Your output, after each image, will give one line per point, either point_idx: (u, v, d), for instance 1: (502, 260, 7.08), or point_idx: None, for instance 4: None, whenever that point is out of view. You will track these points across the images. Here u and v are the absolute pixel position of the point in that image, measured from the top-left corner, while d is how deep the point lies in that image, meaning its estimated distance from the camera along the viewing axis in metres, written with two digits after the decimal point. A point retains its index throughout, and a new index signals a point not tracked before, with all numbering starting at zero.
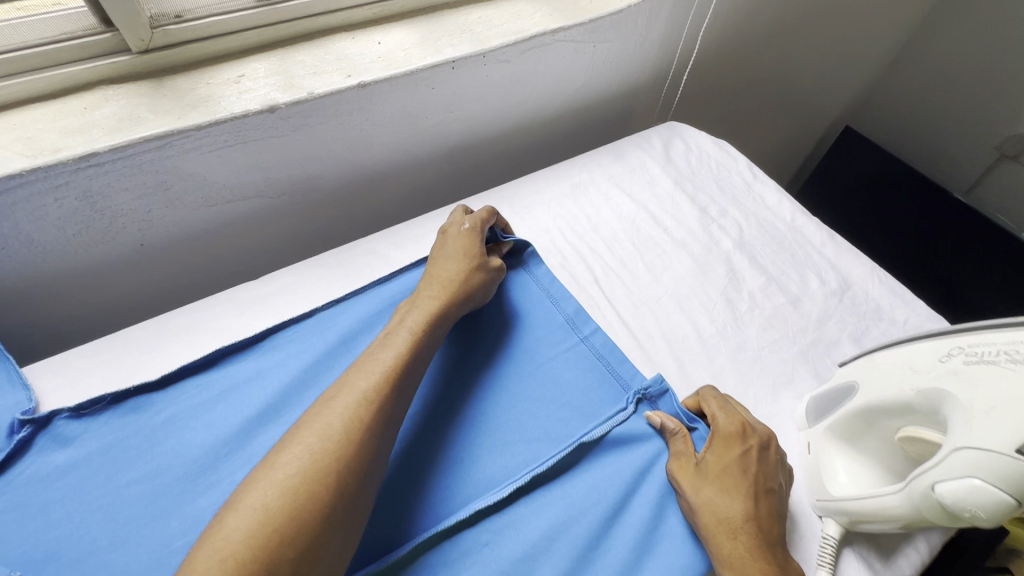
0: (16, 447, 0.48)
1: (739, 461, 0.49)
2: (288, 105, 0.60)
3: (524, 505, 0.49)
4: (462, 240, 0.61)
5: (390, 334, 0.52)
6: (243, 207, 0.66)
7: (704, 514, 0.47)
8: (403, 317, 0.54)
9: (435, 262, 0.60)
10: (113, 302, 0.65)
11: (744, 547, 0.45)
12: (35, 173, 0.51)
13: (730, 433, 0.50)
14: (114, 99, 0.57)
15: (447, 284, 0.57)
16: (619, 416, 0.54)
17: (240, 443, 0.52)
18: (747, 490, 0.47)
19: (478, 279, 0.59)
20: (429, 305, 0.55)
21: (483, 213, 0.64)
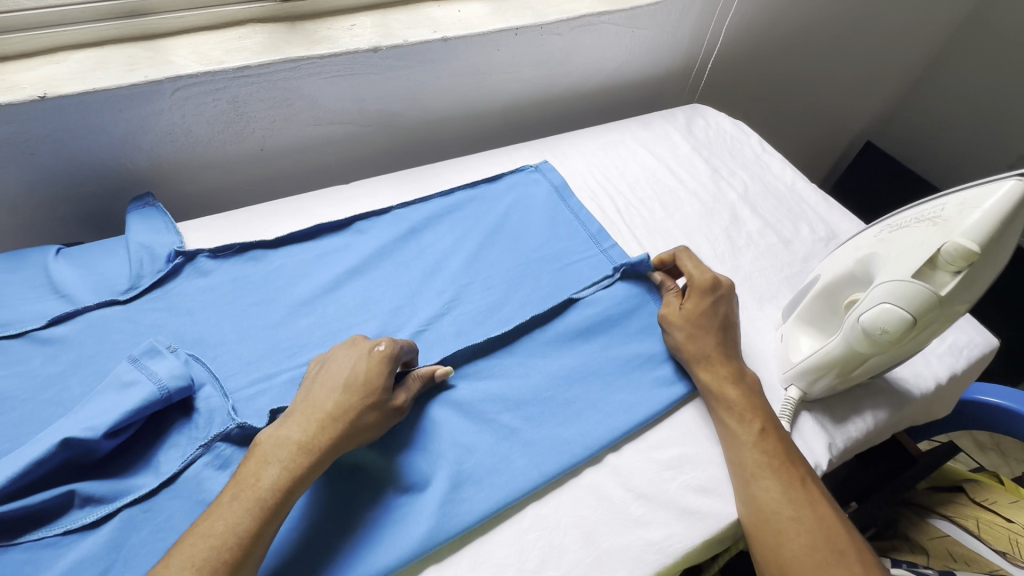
0: (172, 269, 0.65)
1: (712, 305, 0.63)
2: (388, 48, 0.77)
3: (530, 341, 0.64)
4: (368, 368, 0.52)
5: (261, 464, 0.46)
6: (341, 130, 0.83)
7: (687, 346, 0.61)
8: (273, 445, 0.47)
9: (327, 376, 0.52)
10: (233, 194, 0.83)
11: (714, 360, 0.59)
12: (206, 76, 0.69)
13: (704, 285, 0.64)
14: (260, 33, 0.75)
15: (332, 417, 0.49)
16: (604, 283, 0.69)
17: (330, 289, 0.66)
18: (716, 326, 0.61)
19: (363, 419, 0.50)
20: (303, 440, 0.48)
21: (395, 342, 0.55)
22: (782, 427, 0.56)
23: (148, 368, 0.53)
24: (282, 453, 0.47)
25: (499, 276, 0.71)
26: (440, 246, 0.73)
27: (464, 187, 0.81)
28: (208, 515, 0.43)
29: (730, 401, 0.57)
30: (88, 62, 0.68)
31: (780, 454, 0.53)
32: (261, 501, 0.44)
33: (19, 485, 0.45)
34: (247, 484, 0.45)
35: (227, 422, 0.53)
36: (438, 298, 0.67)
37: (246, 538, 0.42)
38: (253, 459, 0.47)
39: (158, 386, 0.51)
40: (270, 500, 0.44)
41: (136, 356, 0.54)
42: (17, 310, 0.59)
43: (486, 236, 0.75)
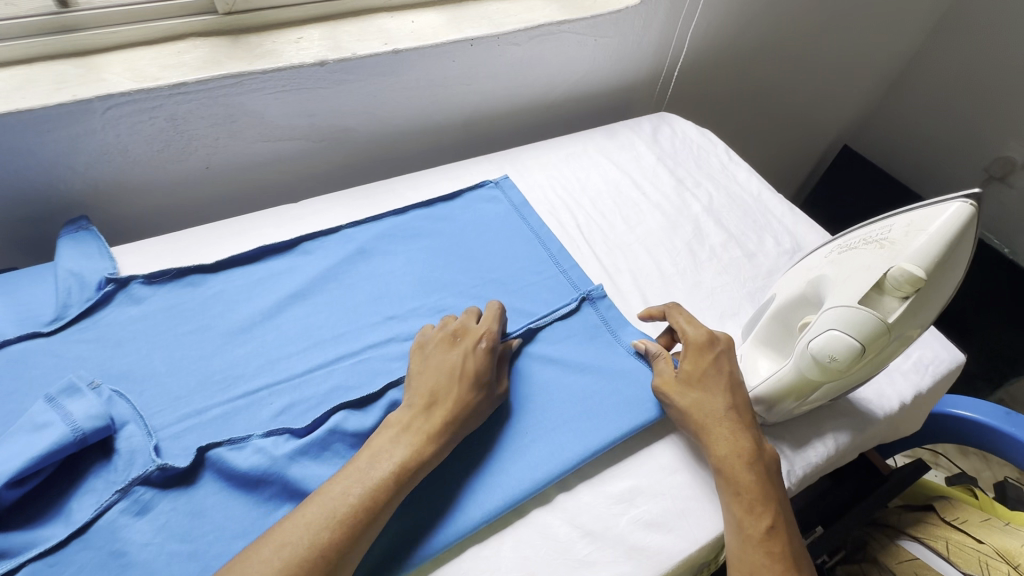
0: (102, 298, 0.62)
1: (712, 363, 0.57)
2: (335, 62, 0.74)
3: None
4: (476, 361, 0.56)
5: (298, 537, 0.42)
6: (291, 146, 0.81)
7: (694, 411, 0.54)
8: (379, 451, 0.48)
9: (439, 369, 0.55)
10: (178, 214, 0.80)
11: (727, 431, 0.53)
12: (140, 94, 0.66)
13: (700, 342, 0.58)
14: (201, 47, 0.73)
15: (452, 411, 0.52)
16: (564, 309, 0.67)
17: (271, 315, 0.63)
18: (724, 386, 0.55)
19: (481, 406, 0.54)
20: (426, 432, 0.50)
21: (495, 332, 0.59)
22: (790, 515, 0.51)
23: (64, 408, 0.50)
24: (391, 454, 0.48)
25: (451, 298, 0.68)
26: (390, 266, 0.71)
27: (419, 205, 0.78)
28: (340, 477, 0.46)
29: (744, 483, 0.50)
30: (14, 80, 0.65)
31: (786, 559, 0.48)
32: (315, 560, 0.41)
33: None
34: (333, 506, 0.44)
35: (148, 464, 0.50)
36: (386, 323, 0.64)
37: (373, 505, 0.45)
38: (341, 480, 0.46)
39: (71, 428, 0.48)
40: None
41: (52, 396, 0.51)
42: None
43: (439, 256, 0.72)
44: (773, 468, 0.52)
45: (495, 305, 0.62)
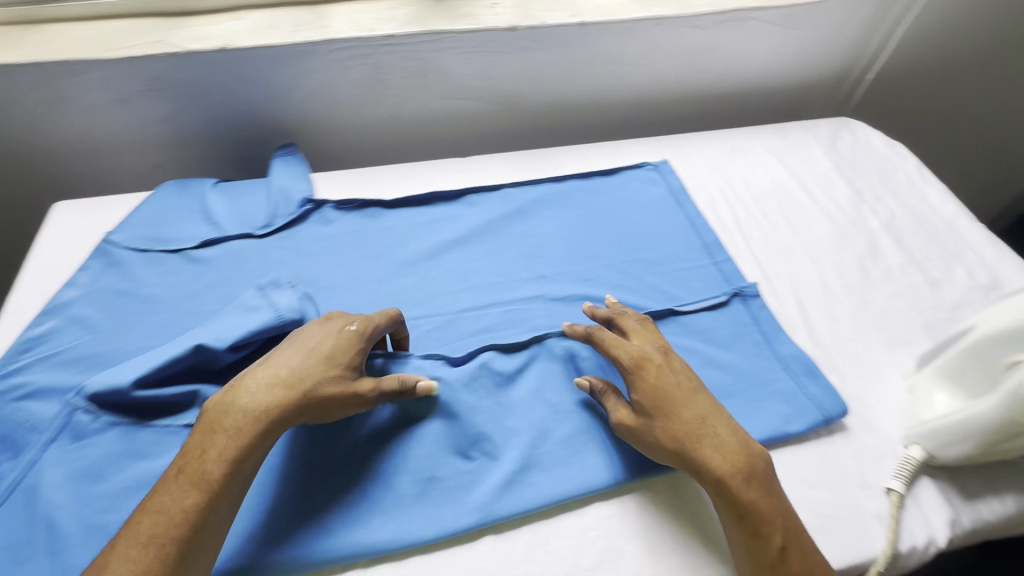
0: (301, 214, 0.71)
1: (659, 382, 0.52)
2: (525, 29, 0.78)
3: None
4: (336, 344, 0.51)
5: (153, 530, 0.41)
6: (466, 105, 0.86)
7: (665, 437, 0.49)
8: (208, 439, 0.45)
9: (289, 349, 0.51)
10: (360, 154, 0.89)
11: (711, 446, 0.49)
12: (356, 42, 0.75)
13: (636, 362, 0.53)
14: (409, 5, 0.80)
15: (294, 390, 0.48)
16: (713, 301, 0.66)
17: (435, 255, 0.69)
18: (685, 399, 0.51)
19: (320, 394, 0.48)
20: (253, 413, 0.46)
21: (378, 319, 0.54)
22: (799, 525, 0.47)
23: (270, 298, 0.59)
24: (221, 440, 0.45)
25: (599, 270, 0.69)
26: (544, 229, 0.73)
27: (577, 176, 0.79)
28: (159, 493, 0.43)
29: (742, 501, 0.47)
30: (262, 21, 0.76)
31: (807, 574, 0.45)
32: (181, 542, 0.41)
33: (158, 376, 0.53)
34: (181, 498, 0.42)
35: None
36: (535, 281, 0.67)
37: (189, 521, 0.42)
38: (174, 475, 0.44)
39: (275, 315, 0.57)
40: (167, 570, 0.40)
41: (262, 286, 0.60)
42: (178, 230, 0.69)
43: (591, 228, 0.74)
44: (768, 473, 0.49)
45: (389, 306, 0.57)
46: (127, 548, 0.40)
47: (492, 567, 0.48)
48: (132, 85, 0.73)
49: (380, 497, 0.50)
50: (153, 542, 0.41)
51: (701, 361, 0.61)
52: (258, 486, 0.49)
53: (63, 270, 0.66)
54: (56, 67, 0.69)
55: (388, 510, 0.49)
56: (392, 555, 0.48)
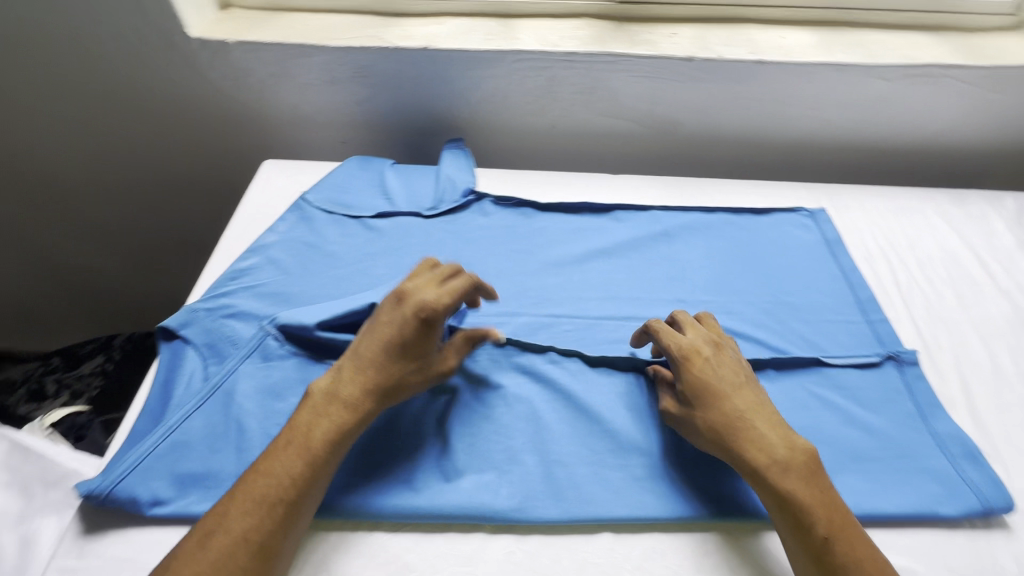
0: (464, 203, 0.78)
1: (706, 378, 0.53)
2: (701, 60, 0.80)
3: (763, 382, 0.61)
4: (416, 332, 0.53)
5: (262, 493, 0.46)
6: (624, 126, 0.89)
7: (704, 426, 0.51)
8: (313, 419, 0.50)
9: (373, 332, 0.54)
10: (515, 158, 0.95)
11: (755, 437, 0.50)
12: (540, 55, 0.81)
13: (687, 355, 0.55)
14: (592, 26, 0.85)
15: (386, 376, 0.52)
16: (863, 359, 0.63)
17: (580, 261, 0.73)
18: (727, 393, 0.53)
19: (410, 380, 0.53)
20: (355, 399, 0.51)
21: (445, 304, 0.54)
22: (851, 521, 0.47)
23: None
24: (323, 421, 0.50)
25: (740, 305, 0.69)
26: (688, 255, 0.74)
27: (727, 210, 0.79)
28: (272, 453, 0.48)
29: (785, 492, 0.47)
30: (460, 27, 0.84)
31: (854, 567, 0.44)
32: (290, 506, 0.46)
33: (337, 322, 0.61)
34: (286, 469, 0.47)
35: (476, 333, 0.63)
36: (674, 304, 0.68)
37: (304, 476, 0.47)
38: (279, 448, 0.48)
39: None
40: (280, 527, 0.45)
41: None
42: (360, 199, 0.78)
43: (736, 263, 0.74)
44: (813, 465, 0.49)
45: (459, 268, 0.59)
46: (237, 507, 0.45)
47: (608, 566, 0.49)
48: (344, 70, 0.84)
49: (509, 469, 0.54)
50: (263, 502, 0.45)
51: (844, 418, 0.58)
52: (408, 434, 0.55)
53: (266, 219, 0.77)
54: (291, 48, 0.81)
55: (515, 483, 0.53)
56: (514, 527, 0.51)
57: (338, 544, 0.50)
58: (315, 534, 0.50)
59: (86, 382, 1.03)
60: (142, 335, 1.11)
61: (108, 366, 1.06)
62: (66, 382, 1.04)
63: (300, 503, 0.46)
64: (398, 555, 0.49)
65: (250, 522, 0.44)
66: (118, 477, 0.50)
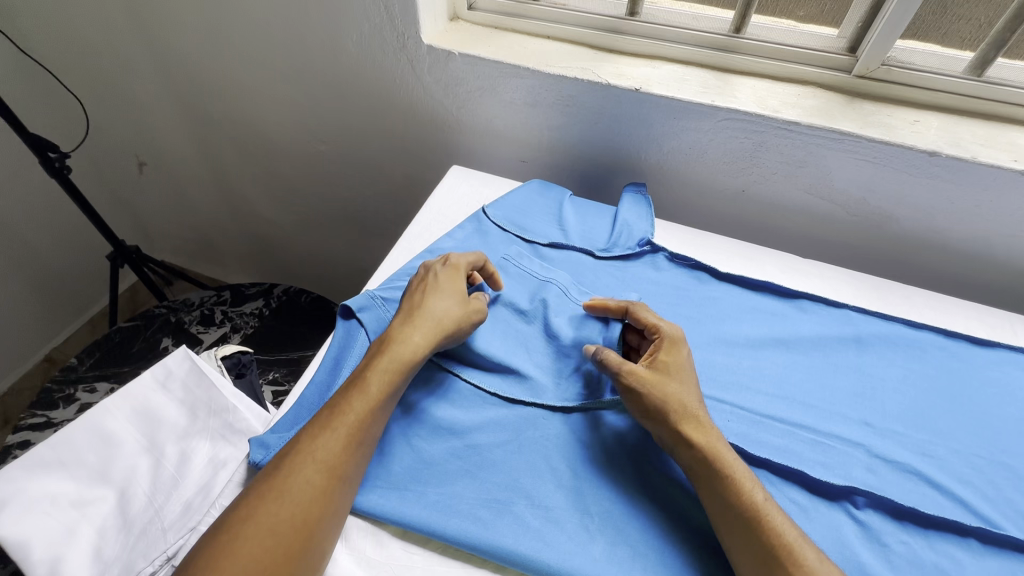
0: (637, 252, 0.75)
1: (678, 356, 0.59)
2: (947, 157, 0.70)
3: (963, 552, 0.51)
4: (452, 281, 0.63)
5: (328, 420, 0.51)
6: (825, 206, 0.81)
7: (670, 398, 0.54)
8: (366, 360, 0.56)
9: (412, 296, 0.62)
10: (690, 213, 0.91)
11: (706, 420, 0.54)
12: (756, 118, 0.75)
13: (676, 337, 0.60)
14: (818, 97, 0.78)
15: (427, 319, 0.59)
16: None
17: (752, 346, 0.67)
18: (694, 383, 0.57)
19: (460, 317, 0.61)
20: (407, 338, 0.57)
21: (463, 259, 0.66)
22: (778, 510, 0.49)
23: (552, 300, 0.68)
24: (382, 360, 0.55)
25: (942, 448, 0.59)
26: (881, 372, 0.65)
27: (937, 330, 0.68)
28: (341, 395, 0.53)
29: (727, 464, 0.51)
30: (675, 74, 0.82)
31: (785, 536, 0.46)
32: (353, 430, 0.51)
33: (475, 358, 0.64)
34: (347, 399, 0.52)
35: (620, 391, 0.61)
36: (858, 426, 0.60)
37: (372, 402, 0.53)
38: (341, 391, 0.54)
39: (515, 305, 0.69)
40: (345, 449, 0.50)
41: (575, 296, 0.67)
42: (535, 225, 0.79)
43: (941, 396, 0.63)
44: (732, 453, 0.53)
45: (474, 250, 0.69)
46: (308, 433, 0.50)
47: None
48: (548, 96, 0.85)
49: (646, 555, 0.50)
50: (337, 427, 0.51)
51: None
52: (430, 479, 0.54)
53: (446, 223, 0.80)
54: (506, 67, 0.83)
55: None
56: None
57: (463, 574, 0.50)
58: (442, 557, 0.51)
59: (245, 322, 1.15)
60: (296, 290, 1.22)
61: (265, 311, 1.17)
62: (229, 316, 1.17)
63: (363, 428, 0.51)
64: None
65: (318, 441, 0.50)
66: None
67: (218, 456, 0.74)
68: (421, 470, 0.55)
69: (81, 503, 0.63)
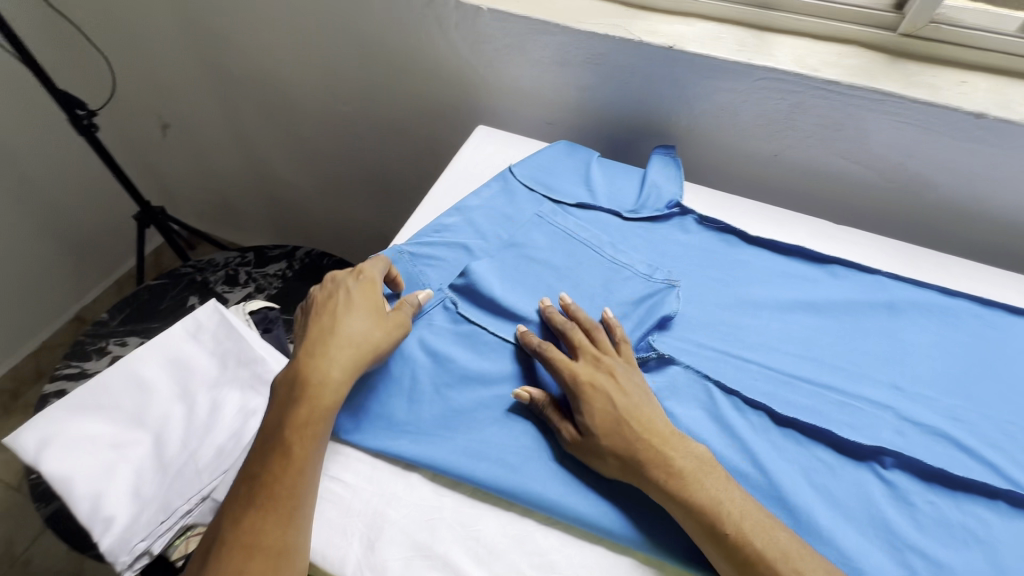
0: (665, 214, 0.74)
1: (590, 407, 0.52)
2: (995, 119, 0.67)
3: (990, 512, 0.51)
4: (361, 295, 0.59)
5: (248, 499, 0.48)
6: (860, 172, 0.79)
7: (608, 460, 0.50)
8: (279, 413, 0.52)
9: (320, 319, 0.58)
10: (719, 178, 0.89)
11: (654, 467, 0.49)
12: (794, 77, 0.73)
13: (576, 384, 0.54)
14: (860, 56, 0.75)
15: (340, 344, 0.55)
16: None
17: (781, 309, 0.66)
18: (623, 429, 0.51)
19: (377, 336, 0.57)
20: (317, 374, 0.53)
21: (376, 270, 0.62)
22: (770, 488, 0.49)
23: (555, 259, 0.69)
24: (294, 408, 0.52)
25: (973, 414, 0.58)
26: (913, 337, 0.64)
27: (973, 298, 0.67)
28: (256, 464, 0.50)
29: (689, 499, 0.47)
30: (710, 31, 0.79)
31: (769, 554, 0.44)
32: (276, 500, 0.48)
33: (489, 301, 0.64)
34: (266, 469, 0.49)
35: (647, 350, 0.61)
36: (887, 389, 0.59)
37: (293, 464, 0.49)
38: (257, 461, 0.50)
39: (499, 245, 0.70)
40: (273, 522, 0.47)
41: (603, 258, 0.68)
42: (562, 185, 0.78)
43: (974, 362, 0.62)
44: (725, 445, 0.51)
45: (381, 257, 0.64)
46: (231, 518, 0.47)
47: None
48: (577, 54, 0.83)
49: None
50: (260, 501, 0.47)
51: None
52: (456, 423, 0.55)
53: (471, 183, 0.80)
54: (535, 23, 0.81)
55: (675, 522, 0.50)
56: (664, 566, 0.49)
57: (490, 516, 0.51)
58: (470, 500, 0.52)
59: (269, 282, 1.17)
60: (319, 252, 1.23)
61: (288, 273, 1.19)
62: (254, 276, 1.19)
63: (289, 492, 0.48)
64: (546, 550, 0.49)
65: (243, 527, 0.47)
66: None
67: (249, 406, 0.73)
68: (446, 415, 0.56)
69: (119, 445, 0.66)
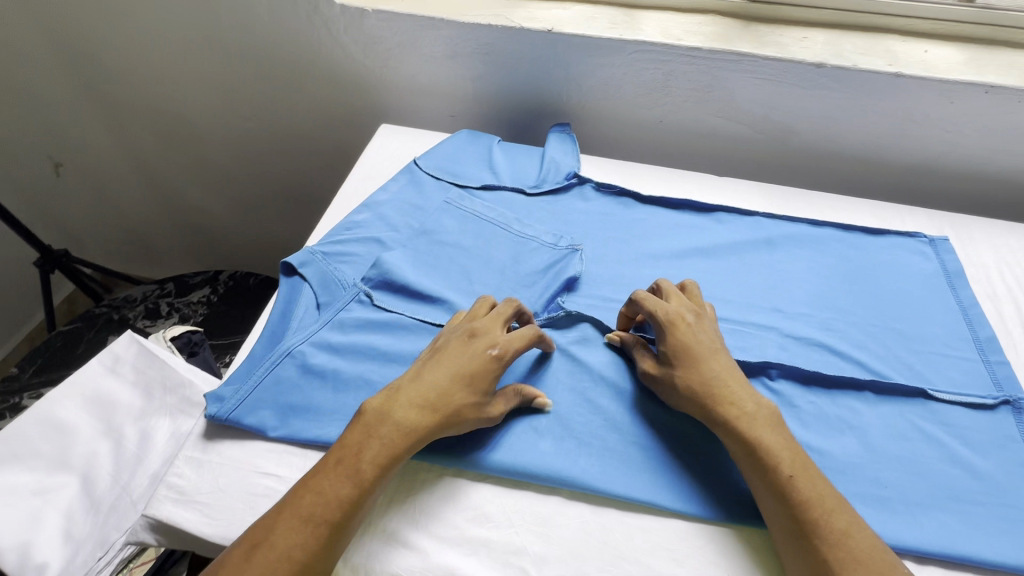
0: (565, 185, 0.79)
1: (678, 344, 0.56)
2: (832, 67, 0.76)
3: (859, 402, 0.59)
4: (475, 363, 0.54)
5: (300, 510, 0.45)
6: (734, 127, 0.88)
7: (689, 386, 0.54)
8: (360, 437, 0.49)
9: (430, 363, 0.54)
10: (616, 149, 0.96)
11: (743, 405, 0.52)
12: (661, 48, 0.80)
13: (669, 321, 0.57)
14: (718, 23, 0.83)
15: (438, 402, 0.51)
16: (975, 398, 0.59)
17: (676, 258, 0.72)
18: (716, 368, 0.54)
19: (470, 414, 0.52)
20: (407, 418, 0.50)
21: (515, 343, 0.55)
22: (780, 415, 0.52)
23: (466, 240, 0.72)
24: (373, 442, 0.48)
25: (844, 324, 0.66)
26: (791, 266, 0.72)
27: (837, 226, 0.76)
28: (314, 475, 0.47)
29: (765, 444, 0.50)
30: (584, 13, 0.85)
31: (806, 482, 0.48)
32: (332, 522, 0.45)
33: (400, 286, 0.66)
34: (331, 486, 0.46)
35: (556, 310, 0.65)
36: (771, 313, 0.67)
37: (347, 498, 0.46)
38: (323, 468, 0.47)
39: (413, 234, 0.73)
40: (322, 544, 0.44)
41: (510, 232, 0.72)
42: (466, 171, 0.82)
43: (842, 280, 0.71)
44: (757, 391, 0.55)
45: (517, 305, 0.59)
46: (280, 525, 0.44)
47: (683, 553, 0.50)
48: (466, 46, 0.86)
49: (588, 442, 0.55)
50: (310, 521, 0.45)
51: (944, 454, 0.55)
52: None
53: (379, 179, 0.82)
54: (420, 20, 0.84)
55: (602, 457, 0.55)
56: (584, 497, 0.53)
57: (425, 482, 0.54)
58: (403, 471, 0.54)
59: (194, 310, 1.14)
60: (244, 273, 1.21)
61: (213, 297, 1.16)
62: (177, 306, 1.15)
63: (343, 521, 0.45)
64: (479, 504, 0.53)
65: (290, 541, 0.44)
66: (232, 407, 0.57)
67: (182, 430, 0.71)
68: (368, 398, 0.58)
69: (42, 491, 0.63)
